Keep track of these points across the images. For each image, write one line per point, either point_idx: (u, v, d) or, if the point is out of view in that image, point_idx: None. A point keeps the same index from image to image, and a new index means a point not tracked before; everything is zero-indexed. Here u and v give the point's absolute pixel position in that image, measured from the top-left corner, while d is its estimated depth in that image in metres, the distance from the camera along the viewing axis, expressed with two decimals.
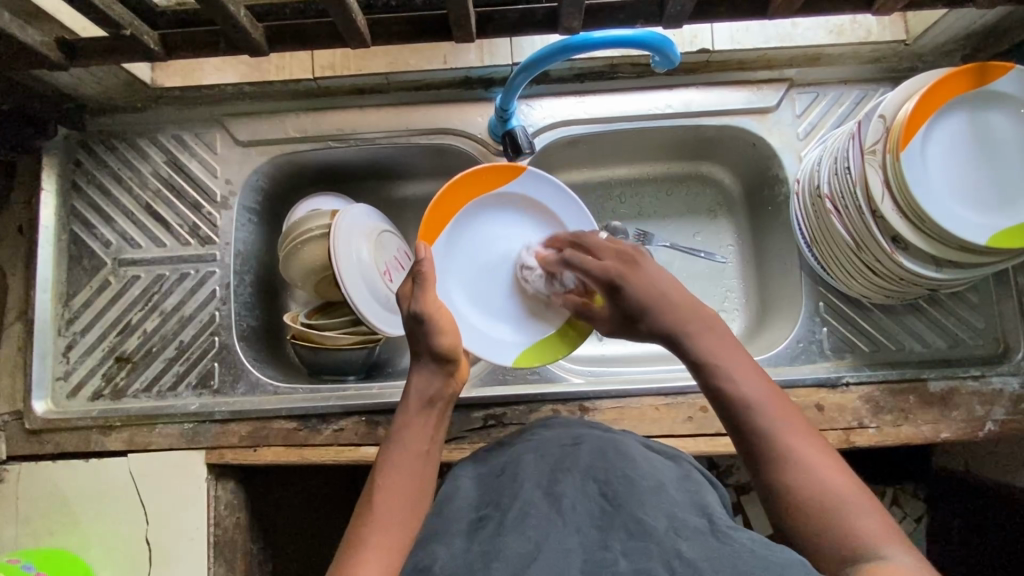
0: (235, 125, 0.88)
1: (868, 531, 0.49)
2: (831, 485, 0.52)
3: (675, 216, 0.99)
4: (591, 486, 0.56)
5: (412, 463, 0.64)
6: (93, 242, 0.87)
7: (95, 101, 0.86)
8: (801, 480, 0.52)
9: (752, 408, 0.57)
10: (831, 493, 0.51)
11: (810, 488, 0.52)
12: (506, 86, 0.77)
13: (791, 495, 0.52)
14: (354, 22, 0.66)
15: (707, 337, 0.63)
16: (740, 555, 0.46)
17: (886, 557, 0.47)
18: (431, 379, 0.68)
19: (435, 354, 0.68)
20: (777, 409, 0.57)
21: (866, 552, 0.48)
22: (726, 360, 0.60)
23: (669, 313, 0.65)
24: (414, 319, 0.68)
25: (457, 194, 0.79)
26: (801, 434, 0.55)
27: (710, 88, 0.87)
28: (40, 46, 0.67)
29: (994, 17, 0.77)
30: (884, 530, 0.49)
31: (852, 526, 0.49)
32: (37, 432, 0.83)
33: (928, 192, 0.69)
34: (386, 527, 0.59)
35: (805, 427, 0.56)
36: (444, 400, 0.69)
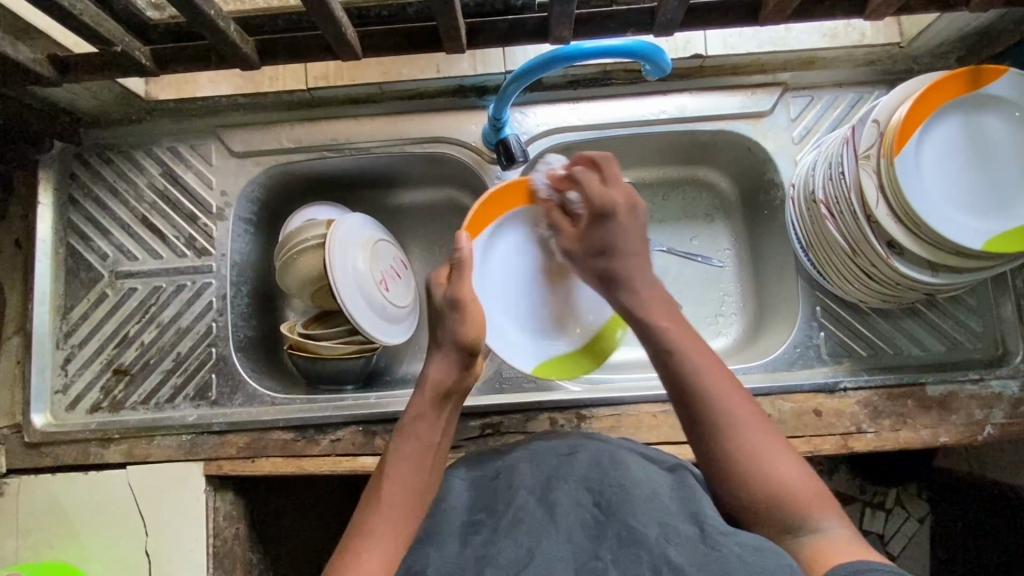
0: (229, 136, 0.88)
1: (809, 502, 0.55)
2: (778, 459, 0.57)
3: (672, 221, 0.99)
4: (584, 495, 0.56)
5: (421, 458, 0.64)
6: (90, 255, 0.88)
7: (89, 114, 0.86)
8: (752, 464, 0.57)
9: (696, 375, 0.61)
10: (779, 467, 0.57)
11: (768, 474, 0.56)
12: (499, 95, 0.77)
13: (745, 483, 0.57)
14: (344, 36, 0.66)
15: (673, 323, 0.66)
16: (730, 566, 0.46)
17: (826, 527, 0.54)
18: (447, 371, 0.69)
19: (461, 346, 0.69)
20: (724, 389, 0.61)
21: (807, 519, 0.54)
22: (689, 343, 0.64)
23: (633, 292, 0.68)
24: (448, 305, 0.70)
25: (503, 202, 0.84)
26: (736, 399, 0.61)
27: (704, 93, 0.87)
28: (32, 63, 0.67)
29: (987, 19, 0.76)
30: (825, 502, 0.56)
31: (800, 498, 0.55)
32: (36, 445, 0.83)
33: (924, 196, 0.69)
34: (390, 520, 0.59)
35: (748, 401, 0.61)
36: (459, 393, 0.70)
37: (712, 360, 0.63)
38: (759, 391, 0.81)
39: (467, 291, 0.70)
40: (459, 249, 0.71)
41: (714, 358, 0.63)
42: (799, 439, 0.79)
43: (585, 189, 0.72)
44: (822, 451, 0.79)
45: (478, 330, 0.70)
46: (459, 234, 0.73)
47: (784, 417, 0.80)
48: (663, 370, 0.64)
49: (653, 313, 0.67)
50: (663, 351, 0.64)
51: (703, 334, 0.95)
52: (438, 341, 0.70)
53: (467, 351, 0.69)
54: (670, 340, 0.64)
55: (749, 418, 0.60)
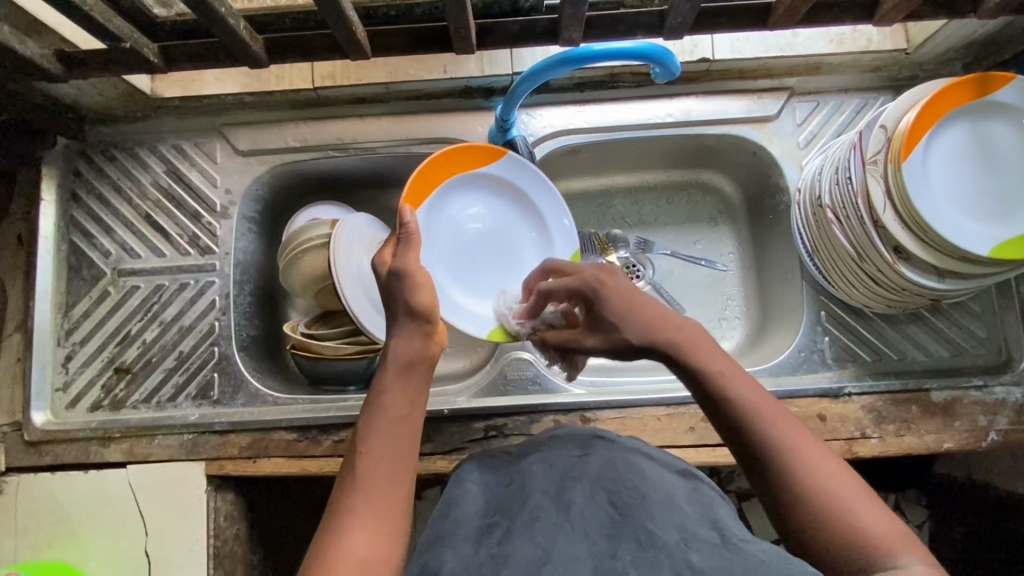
0: (234, 135, 0.88)
1: (883, 539, 0.48)
2: (845, 497, 0.50)
3: (676, 225, 0.99)
4: (600, 496, 0.56)
5: (394, 431, 0.58)
6: (94, 252, 0.87)
7: (94, 111, 0.86)
8: (823, 503, 0.50)
9: (747, 424, 0.54)
10: (847, 506, 0.50)
11: (837, 519, 0.49)
12: (506, 97, 0.77)
13: (818, 527, 0.50)
14: (353, 35, 0.66)
15: (716, 355, 0.58)
16: (751, 569, 0.45)
17: (905, 566, 0.46)
18: (409, 343, 0.62)
19: (414, 313, 0.62)
20: (782, 428, 0.54)
21: (882, 559, 0.47)
22: (736, 380, 0.57)
23: (666, 326, 0.61)
24: (393, 278, 0.63)
25: (449, 166, 0.78)
26: (797, 438, 0.53)
27: (710, 97, 0.87)
28: (39, 58, 0.67)
29: (994, 26, 0.77)
30: (904, 539, 0.48)
31: (873, 537, 0.48)
32: (36, 443, 0.82)
33: (930, 202, 0.69)
34: (371, 505, 0.55)
35: (806, 434, 0.54)
36: (426, 360, 0.63)
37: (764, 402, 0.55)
38: None
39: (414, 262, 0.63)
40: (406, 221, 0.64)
41: (763, 393, 0.56)
42: None
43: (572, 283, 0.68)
44: None
45: (430, 296, 0.63)
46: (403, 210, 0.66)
47: None
48: (710, 413, 0.57)
49: (695, 349, 0.58)
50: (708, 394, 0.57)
51: None
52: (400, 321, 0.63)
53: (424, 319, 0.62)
54: (718, 383, 0.56)
55: (811, 455, 0.52)
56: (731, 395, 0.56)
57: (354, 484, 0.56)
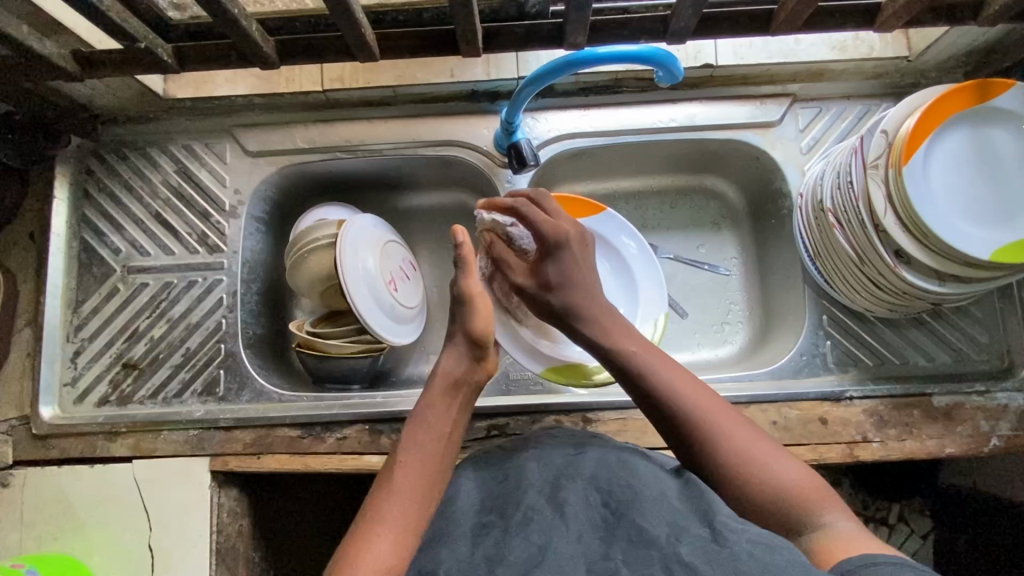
0: (244, 136, 0.89)
1: (803, 496, 0.57)
2: (769, 460, 0.59)
3: (679, 229, 0.99)
4: (594, 495, 0.56)
5: (433, 445, 0.65)
6: (104, 250, 0.89)
7: (107, 110, 0.87)
8: (747, 471, 0.59)
9: (672, 398, 0.63)
10: (769, 468, 0.59)
11: (764, 483, 0.58)
12: (512, 100, 0.78)
13: (748, 492, 0.58)
14: (363, 37, 0.67)
15: (641, 349, 0.68)
16: (740, 562, 0.47)
17: (827, 521, 0.55)
18: (459, 361, 0.70)
19: (471, 337, 0.70)
20: (701, 401, 0.63)
21: (807, 516, 0.56)
22: (660, 365, 0.66)
23: (600, 324, 0.71)
24: (455, 300, 0.71)
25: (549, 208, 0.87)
26: (715, 412, 0.62)
27: (713, 102, 0.88)
28: (56, 57, 0.68)
29: (994, 34, 0.77)
30: (821, 494, 0.57)
31: (797, 496, 0.57)
32: (43, 437, 0.84)
33: (931, 205, 0.70)
34: (402, 504, 0.60)
35: (724, 408, 0.63)
36: (470, 385, 0.70)
37: (683, 377, 0.65)
38: (765, 398, 0.81)
39: (474, 288, 0.71)
40: (458, 242, 0.69)
41: (683, 374, 0.66)
42: (804, 446, 0.80)
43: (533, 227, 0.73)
44: (828, 459, 0.79)
45: (485, 321, 0.71)
46: (455, 227, 0.69)
47: (790, 424, 0.80)
48: (637, 396, 0.66)
49: (619, 338, 0.69)
50: (634, 377, 0.66)
51: (709, 342, 0.95)
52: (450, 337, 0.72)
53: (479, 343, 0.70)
54: (643, 366, 0.66)
55: (732, 426, 0.61)
56: (655, 380, 0.64)
57: (390, 490, 0.61)
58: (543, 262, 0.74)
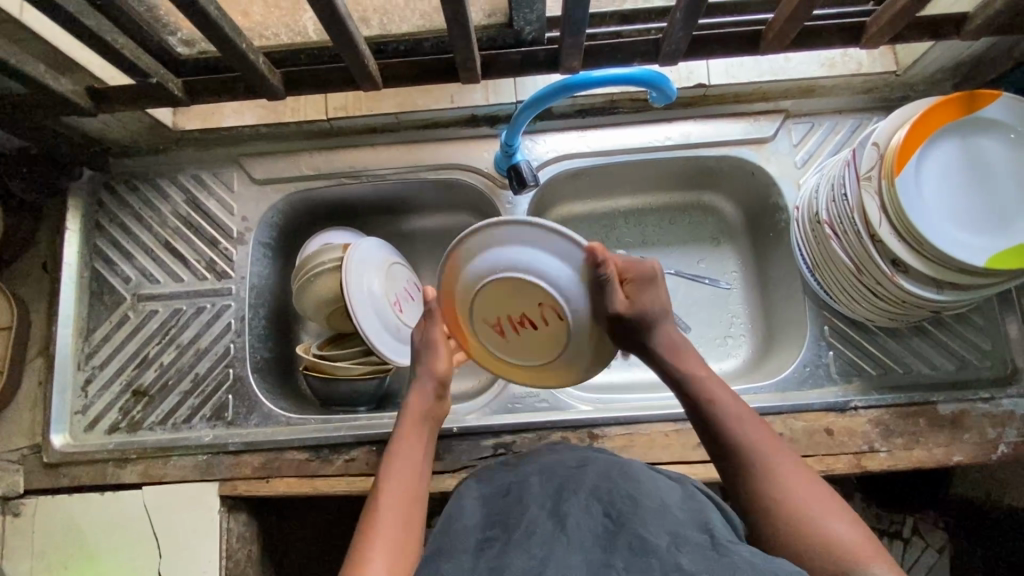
0: (251, 164, 0.92)
1: (849, 548, 0.54)
2: (819, 506, 0.57)
3: (679, 245, 1.01)
4: (596, 505, 0.57)
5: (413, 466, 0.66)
6: (114, 278, 0.90)
7: (118, 144, 0.90)
8: (796, 510, 0.57)
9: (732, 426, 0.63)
10: (821, 516, 0.56)
11: (811, 526, 0.56)
12: (511, 123, 0.80)
13: (788, 531, 0.57)
14: (366, 67, 0.69)
15: (716, 391, 0.66)
16: (738, 568, 0.47)
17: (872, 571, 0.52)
18: (426, 397, 0.70)
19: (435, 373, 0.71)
20: (760, 436, 0.62)
21: (848, 564, 0.53)
22: (721, 395, 0.66)
23: (676, 351, 0.69)
24: (424, 344, 0.71)
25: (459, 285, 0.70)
26: (776, 452, 0.61)
27: (706, 121, 0.90)
28: (71, 93, 0.71)
29: (979, 47, 0.79)
30: (871, 549, 0.54)
31: (842, 543, 0.54)
32: (54, 465, 0.84)
33: (925, 214, 0.71)
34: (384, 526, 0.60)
35: (785, 451, 0.62)
36: (437, 418, 0.71)
37: (749, 415, 0.64)
38: (769, 409, 0.82)
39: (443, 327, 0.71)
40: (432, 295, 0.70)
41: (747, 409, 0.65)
42: (811, 458, 0.80)
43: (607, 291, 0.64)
44: (835, 470, 0.79)
45: (448, 362, 0.71)
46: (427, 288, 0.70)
47: (796, 436, 0.81)
48: (699, 424, 0.66)
49: (691, 371, 0.68)
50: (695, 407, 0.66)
51: (712, 356, 0.96)
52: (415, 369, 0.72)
53: (440, 377, 0.71)
54: (710, 403, 0.65)
55: (796, 480, 0.59)
56: (718, 408, 0.65)
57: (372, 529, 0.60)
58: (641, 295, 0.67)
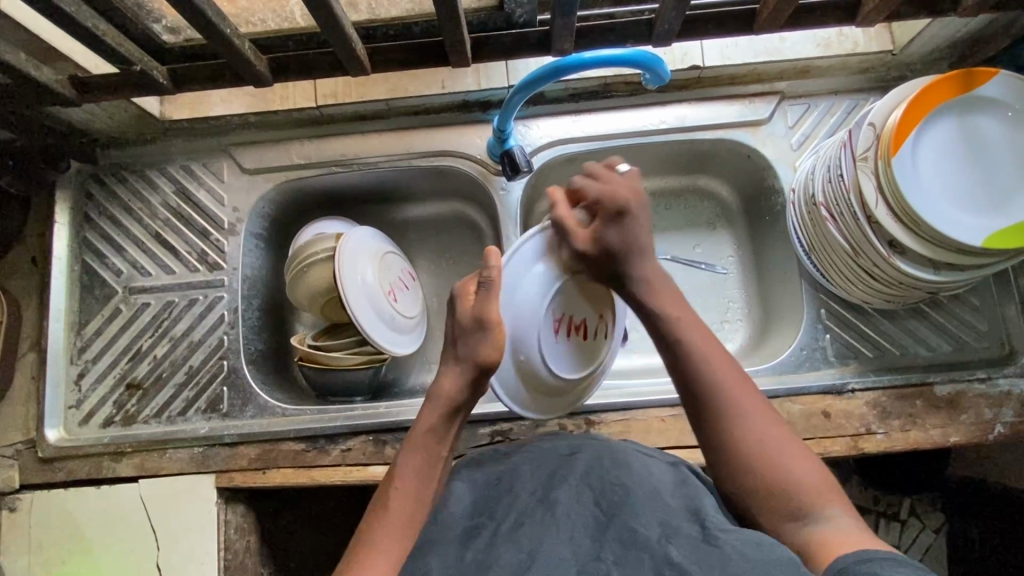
0: (241, 154, 0.91)
1: (809, 492, 0.55)
2: (783, 454, 0.57)
3: (675, 230, 1.00)
4: (586, 494, 0.57)
5: (427, 472, 0.62)
6: (105, 271, 0.89)
7: (105, 135, 0.89)
8: (758, 455, 0.57)
9: (702, 363, 0.61)
10: (782, 459, 0.57)
11: (773, 471, 0.57)
12: (503, 108, 0.79)
13: (748, 474, 0.57)
14: (353, 51, 0.68)
15: (689, 325, 0.64)
16: (730, 559, 0.46)
17: (831, 516, 0.54)
18: (456, 385, 0.63)
19: (478, 363, 0.63)
20: (732, 378, 0.61)
21: (808, 509, 0.55)
22: (692, 331, 0.63)
23: (650, 283, 0.65)
24: (475, 325, 0.63)
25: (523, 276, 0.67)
26: (743, 393, 0.60)
27: (701, 103, 0.89)
28: (54, 83, 0.69)
29: (977, 24, 0.79)
30: (828, 490, 0.56)
31: (805, 488, 0.56)
32: (49, 459, 0.84)
33: (921, 194, 0.70)
34: (386, 545, 0.56)
35: (751, 389, 0.61)
36: (467, 407, 0.65)
37: (719, 352, 0.63)
38: (766, 393, 0.82)
39: (495, 312, 0.63)
40: (490, 263, 0.64)
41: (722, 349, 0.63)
42: (808, 441, 0.79)
43: (569, 228, 0.66)
44: (833, 453, 0.79)
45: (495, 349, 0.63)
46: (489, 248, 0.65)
47: (793, 419, 0.80)
48: (666, 356, 0.64)
49: (660, 300, 0.65)
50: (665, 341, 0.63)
51: None
52: (450, 349, 0.65)
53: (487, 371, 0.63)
54: (682, 334, 0.63)
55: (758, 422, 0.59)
56: (689, 343, 0.62)
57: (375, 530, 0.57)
58: (605, 226, 0.65)
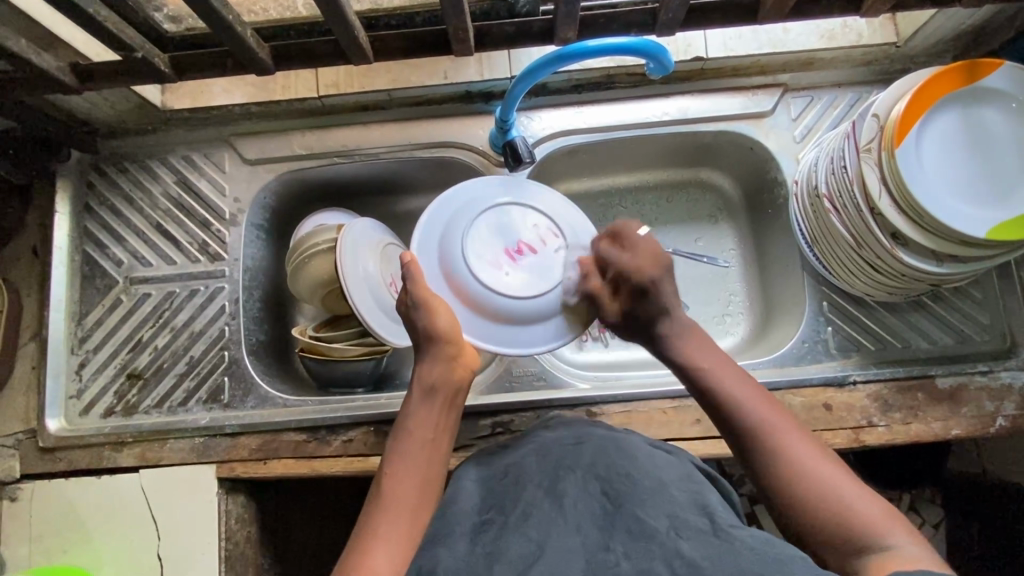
0: (243, 145, 0.90)
1: (869, 520, 0.53)
2: (837, 484, 0.56)
3: (677, 223, 1.00)
4: (594, 484, 0.57)
5: (417, 450, 0.64)
6: (106, 262, 0.89)
7: (106, 124, 0.89)
8: (808, 488, 0.56)
9: (739, 408, 0.63)
10: (837, 490, 0.55)
11: (830, 502, 0.55)
12: (505, 98, 0.78)
13: (803, 507, 0.56)
14: (356, 39, 0.68)
15: (727, 375, 0.67)
16: (741, 554, 0.47)
17: (894, 544, 0.51)
18: (433, 367, 0.67)
19: (432, 337, 0.68)
20: (774, 419, 0.62)
21: (868, 537, 0.52)
22: (730, 380, 0.66)
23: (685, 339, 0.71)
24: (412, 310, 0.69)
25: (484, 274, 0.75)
26: (788, 431, 0.61)
27: (704, 95, 0.89)
28: (55, 70, 0.69)
29: (982, 16, 0.78)
30: (890, 519, 0.53)
31: (866, 518, 0.53)
32: (50, 449, 0.84)
33: (927, 186, 0.70)
34: (391, 518, 0.59)
35: (799, 430, 0.61)
36: (452, 387, 0.68)
37: (757, 394, 0.64)
38: (767, 385, 0.81)
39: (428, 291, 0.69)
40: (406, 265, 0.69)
41: (765, 394, 0.65)
42: (809, 433, 0.79)
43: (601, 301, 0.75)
44: (834, 445, 0.79)
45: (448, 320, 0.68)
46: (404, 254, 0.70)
47: (794, 411, 0.80)
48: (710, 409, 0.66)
49: (695, 355, 0.70)
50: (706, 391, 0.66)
51: (710, 333, 0.95)
52: (425, 344, 0.68)
53: (444, 343, 0.68)
54: (718, 382, 0.66)
55: (809, 458, 0.58)
56: (725, 393, 0.65)
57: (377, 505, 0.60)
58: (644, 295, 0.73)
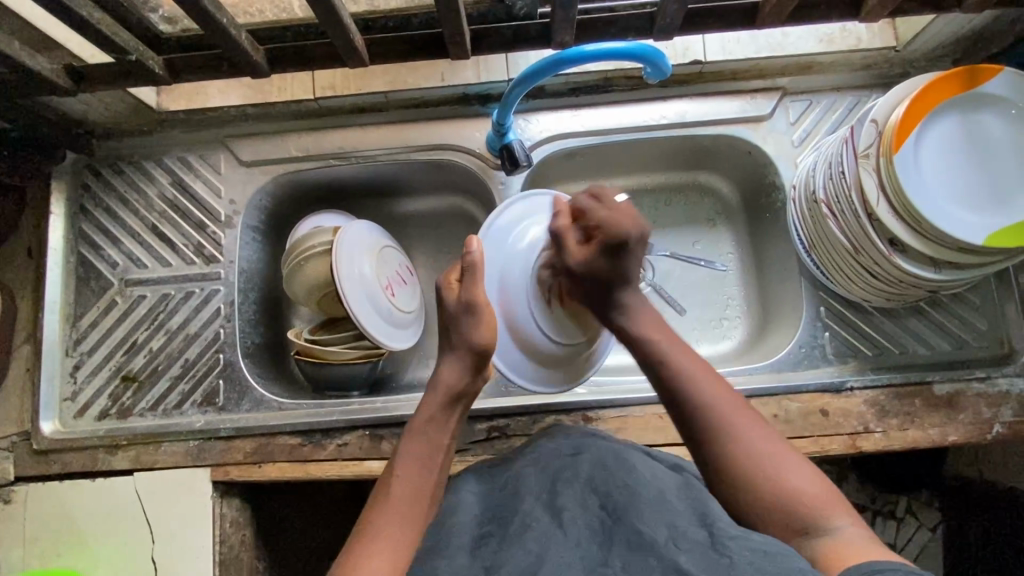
0: (238, 147, 0.90)
1: (814, 502, 0.55)
2: (783, 467, 0.57)
3: (675, 226, 1.00)
4: (592, 498, 0.57)
5: (429, 456, 0.65)
6: (101, 263, 0.89)
7: (101, 126, 0.88)
8: (752, 471, 0.57)
9: (689, 382, 0.63)
10: (781, 473, 0.57)
11: (775, 487, 0.56)
12: (502, 102, 0.78)
13: (748, 490, 0.57)
14: (351, 43, 0.67)
15: (676, 350, 0.66)
16: (738, 569, 0.46)
17: (838, 527, 0.53)
18: (456, 371, 0.69)
19: (472, 349, 0.68)
20: (719, 395, 0.62)
21: (817, 521, 0.54)
22: (681, 354, 0.66)
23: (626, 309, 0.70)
24: (462, 309, 0.68)
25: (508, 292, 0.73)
26: (734, 411, 0.61)
27: (702, 99, 0.88)
28: (49, 73, 0.69)
29: (982, 21, 0.78)
30: (833, 500, 0.56)
31: (810, 501, 0.55)
32: (44, 452, 0.84)
33: (924, 192, 0.69)
34: (397, 519, 0.59)
35: (744, 409, 0.62)
36: (468, 396, 0.70)
37: (705, 370, 0.64)
38: (764, 391, 0.81)
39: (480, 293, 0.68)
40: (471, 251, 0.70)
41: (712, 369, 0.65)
42: (805, 439, 0.79)
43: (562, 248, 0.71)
44: (830, 451, 0.79)
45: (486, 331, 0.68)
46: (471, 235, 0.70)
47: (791, 417, 0.80)
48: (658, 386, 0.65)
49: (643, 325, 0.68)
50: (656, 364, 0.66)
51: (707, 338, 0.95)
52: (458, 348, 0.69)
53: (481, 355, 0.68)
54: (670, 358, 0.65)
55: (750, 433, 0.60)
56: (678, 369, 0.64)
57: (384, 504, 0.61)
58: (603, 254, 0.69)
